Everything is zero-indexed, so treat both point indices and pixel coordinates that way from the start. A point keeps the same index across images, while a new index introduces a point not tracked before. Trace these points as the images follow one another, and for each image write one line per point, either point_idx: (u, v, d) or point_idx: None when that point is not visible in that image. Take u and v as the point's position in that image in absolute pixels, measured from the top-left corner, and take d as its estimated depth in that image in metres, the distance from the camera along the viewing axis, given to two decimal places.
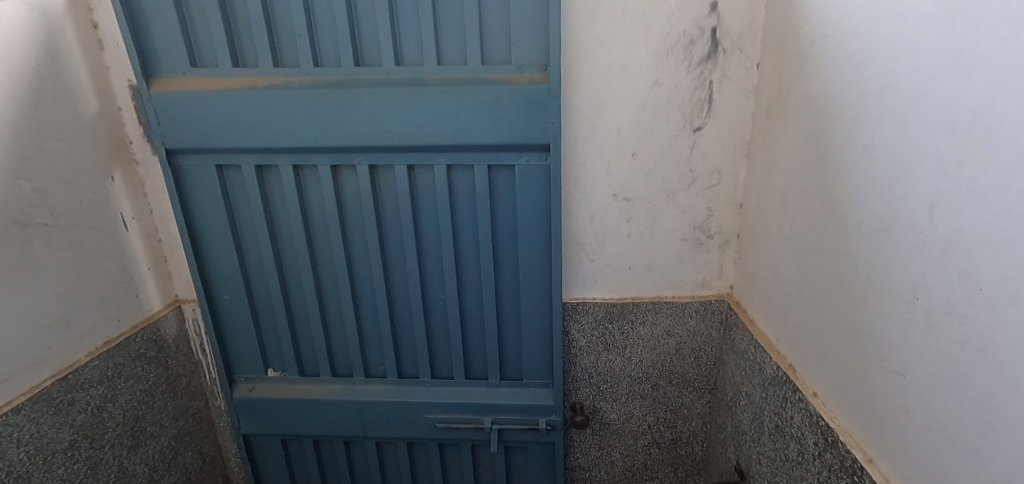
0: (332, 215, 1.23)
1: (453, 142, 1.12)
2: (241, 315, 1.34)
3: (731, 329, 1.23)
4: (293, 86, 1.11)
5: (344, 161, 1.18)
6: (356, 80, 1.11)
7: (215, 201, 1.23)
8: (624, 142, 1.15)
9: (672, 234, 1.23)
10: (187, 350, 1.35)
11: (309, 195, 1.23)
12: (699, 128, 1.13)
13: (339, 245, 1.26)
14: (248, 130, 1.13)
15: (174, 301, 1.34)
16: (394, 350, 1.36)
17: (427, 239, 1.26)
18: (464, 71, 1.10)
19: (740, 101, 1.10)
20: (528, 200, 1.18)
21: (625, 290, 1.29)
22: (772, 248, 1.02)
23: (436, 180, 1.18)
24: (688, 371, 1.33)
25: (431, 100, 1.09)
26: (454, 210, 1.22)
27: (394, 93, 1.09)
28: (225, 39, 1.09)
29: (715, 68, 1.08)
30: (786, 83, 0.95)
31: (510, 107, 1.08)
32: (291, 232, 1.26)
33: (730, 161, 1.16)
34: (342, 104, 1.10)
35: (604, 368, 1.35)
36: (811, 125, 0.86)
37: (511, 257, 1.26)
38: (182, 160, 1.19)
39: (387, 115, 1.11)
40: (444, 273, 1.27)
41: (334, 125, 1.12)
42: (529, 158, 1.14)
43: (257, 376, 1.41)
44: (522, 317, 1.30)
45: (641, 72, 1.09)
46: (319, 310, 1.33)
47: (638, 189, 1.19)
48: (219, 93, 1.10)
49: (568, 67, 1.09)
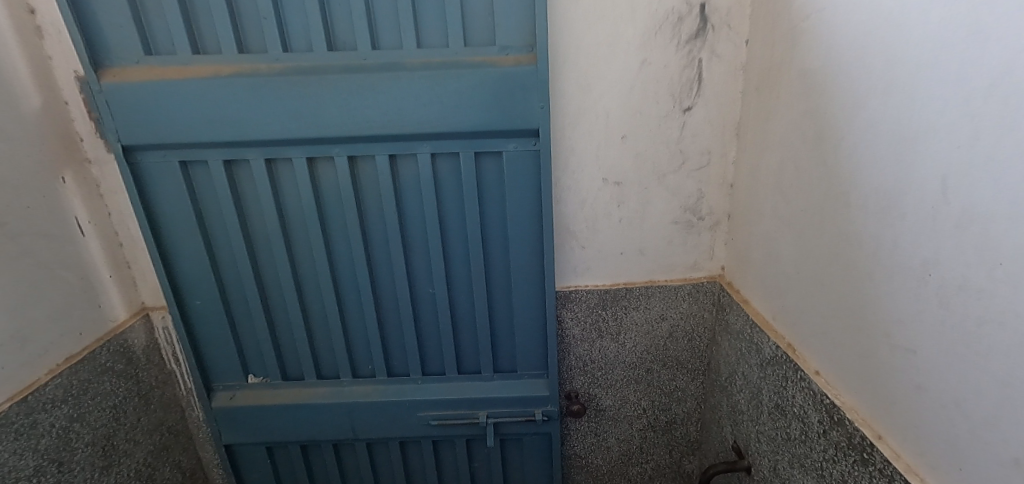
0: (311, 211, 1.16)
1: (437, 130, 1.06)
2: (216, 321, 1.26)
3: (724, 310, 1.23)
4: (261, 73, 1.03)
5: (321, 152, 1.11)
6: (330, 66, 1.04)
7: (181, 200, 1.14)
8: (613, 125, 1.12)
9: (664, 217, 1.21)
10: (158, 361, 1.27)
11: (284, 191, 1.16)
12: (688, 108, 1.11)
13: (319, 242, 1.19)
14: (213, 122, 1.05)
15: (141, 309, 1.25)
16: (383, 349, 1.31)
17: (413, 232, 1.21)
18: (445, 54, 1.04)
19: (729, 79, 1.08)
20: (517, 188, 1.14)
21: (618, 276, 1.27)
22: (767, 228, 1.01)
23: (420, 170, 1.13)
24: (681, 354, 1.33)
25: (412, 85, 1.03)
26: (440, 201, 1.17)
27: (372, 79, 1.02)
28: (182, 23, 1.00)
29: (705, 46, 1.05)
30: (778, 60, 0.93)
31: (496, 91, 1.03)
32: (267, 230, 1.19)
33: (720, 141, 1.14)
34: (316, 92, 1.03)
35: (598, 355, 1.33)
36: (807, 102, 0.84)
37: (501, 247, 1.22)
38: (141, 157, 1.10)
39: (365, 103, 1.04)
40: (432, 267, 1.23)
41: (308, 114, 1.05)
42: (517, 143, 1.09)
43: (237, 383, 1.34)
44: (514, 309, 1.27)
45: (629, 52, 1.05)
46: (301, 312, 1.27)
47: (629, 173, 1.16)
48: (179, 83, 1.02)
49: (554, 47, 1.05)
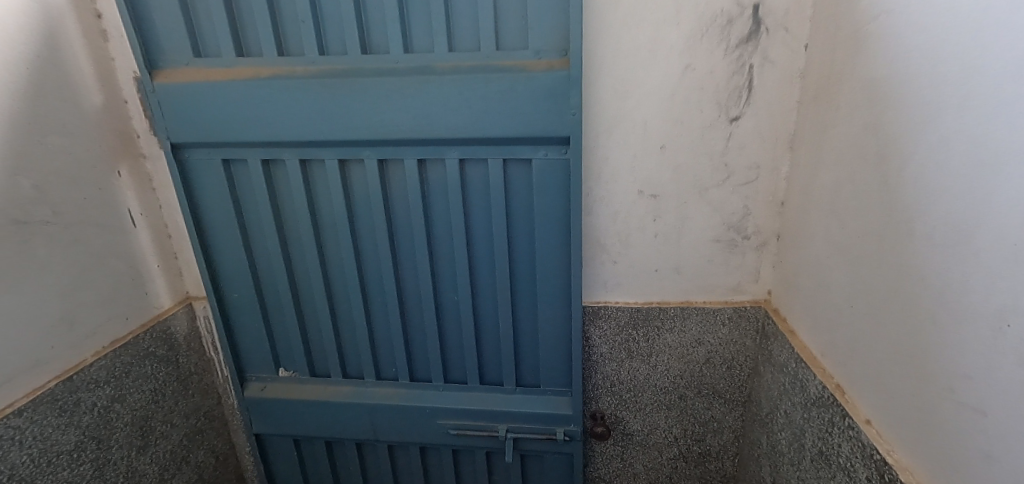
0: (341, 213, 1.17)
1: (464, 135, 1.04)
2: (250, 314, 1.31)
3: (768, 339, 1.12)
4: (297, 76, 1.05)
5: (352, 154, 1.12)
6: (362, 69, 1.04)
7: (222, 197, 1.19)
8: (650, 134, 1.05)
9: (703, 234, 1.12)
10: (198, 348, 1.33)
11: (317, 191, 1.18)
12: (735, 118, 1.02)
13: (348, 243, 1.20)
14: (252, 123, 1.09)
15: (185, 298, 1.32)
16: (406, 353, 1.31)
17: (439, 237, 1.19)
18: (476, 58, 1.02)
19: (784, 87, 0.99)
20: (546, 197, 1.09)
21: (651, 294, 1.19)
22: (819, 253, 0.91)
23: (448, 175, 1.11)
24: (719, 382, 1.23)
25: (442, 90, 1.01)
26: (467, 208, 1.15)
27: (402, 83, 1.02)
28: (227, 26, 1.04)
29: (756, 51, 0.96)
30: (840, 66, 0.83)
31: (526, 96, 1.00)
32: (299, 229, 1.21)
33: (771, 154, 1.04)
34: (348, 95, 1.04)
35: (627, 376, 1.26)
36: (870, 114, 0.74)
37: (528, 257, 1.18)
38: (187, 155, 1.15)
39: (395, 106, 1.04)
40: (457, 274, 1.21)
41: (340, 117, 1.06)
42: (547, 151, 1.05)
43: (268, 375, 1.39)
44: (539, 321, 1.23)
45: (671, 57, 0.99)
46: (329, 311, 1.29)
47: (666, 186, 1.09)
48: (222, 84, 1.06)
49: (589, 52, 1.00)
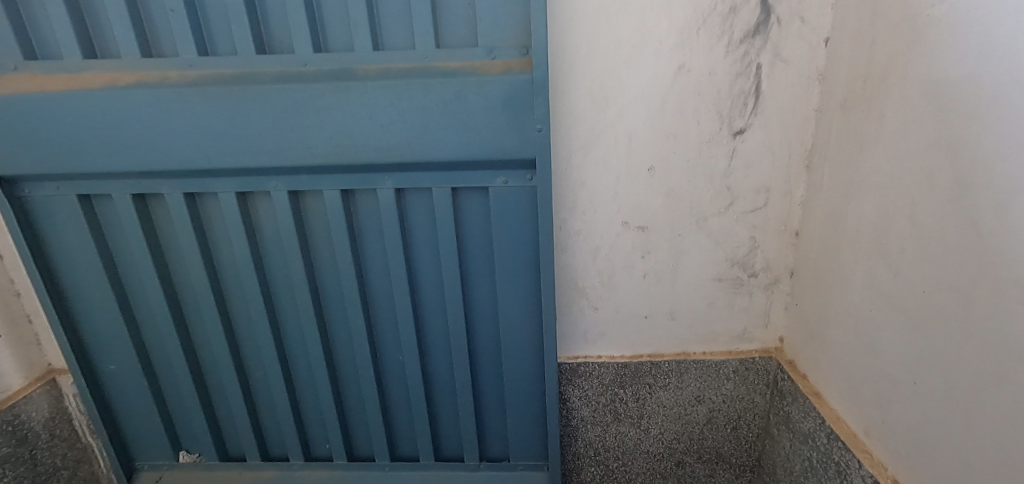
0: (245, 261, 0.91)
1: (399, 159, 0.80)
2: (134, 389, 1.02)
3: (784, 398, 0.92)
4: (168, 83, 0.77)
5: (255, 186, 0.85)
6: (259, 74, 0.78)
7: (84, 244, 0.90)
8: (636, 154, 0.84)
9: (703, 273, 0.91)
10: (65, 436, 1.03)
11: (214, 233, 0.91)
12: (740, 131, 0.82)
13: (257, 299, 0.94)
14: (109, 147, 0.80)
15: (46, 372, 1.02)
16: (341, 427, 1.05)
17: (377, 286, 0.94)
18: (410, 59, 0.78)
19: (799, 92, 0.79)
20: (508, 235, 0.86)
21: (640, 346, 0.98)
22: (858, 303, 0.71)
23: (382, 210, 0.86)
24: (723, 446, 1.02)
25: (364, 101, 0.76)
26: (409, 250, 0.91)
27: (311, 92, 0.76)
28: (67, 17, 0.75)
29: (766, 46, 0.76)
30: (881, 64, 0.64)
31: (477, 108, 0.75)
32: (192, 282, 0.94)
33: (784, 174, 0.84)
34: (238, 109, 0.77)
35: (614, 442, 1.04)
36: (936, 128, 0.55)
37: (489, 306, 0.94)
38: (29, 190, 0.86)
39: (303, 123, 0.78)
40: (400, 330, 0.95)
41: (230, 138, 0.79)
42: (507, 177, 0.82)
43: (164, 462, 1.09)
44: (506, 385, 0.99)
45: (659, 56, 0.78)
46: (239, 382, 1.01)
47: (657, 216, 0.88)
48: (61, 95, 0.77)
49: (556, 50, 0.78)
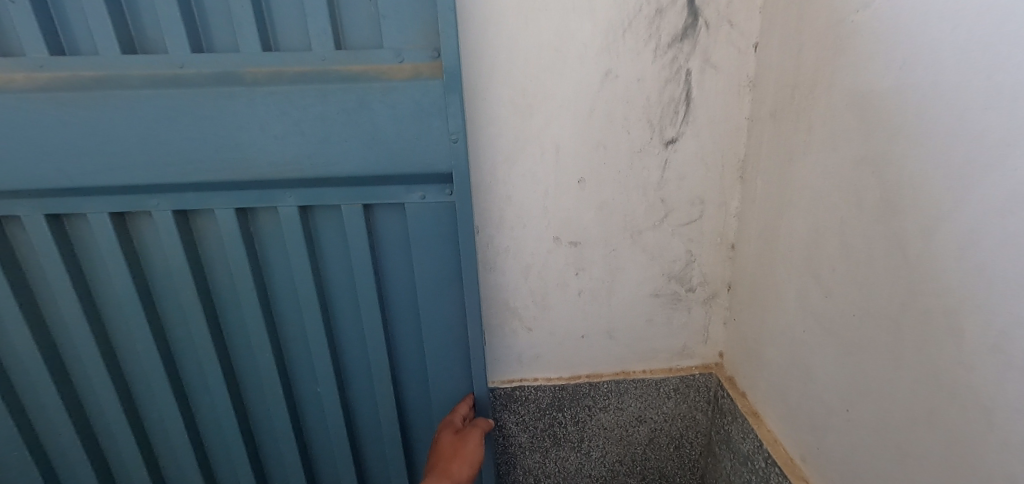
0: (128, 291, 0.79)
1: (299, 174, 0.71)
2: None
3: (724, 416, 0.88)
4: (11, 88, 0.65)
5: (131, 206, 0.74)
6: (126, 78, 0.66)
7: None
8: (564, 165, 0.78)
9: (639, 289, 0.87)
10: None
11: (90, 260, 0.79)
12: (673, 140, 0.77)
13: (146, 333, 0.82)
14: None
15: None
16: (254, 469, 0.95)
17: (286, 314, 0.85)
18: (307, 60, 0.67)
19: (729, 99, 0.75)
20: (429, 255, 0.79)
21: (578, 366, 0.93)
22: (792, 322, 0.68)
23: (284, 231, 0.76)
24: (666, 465, 0.99)
25: (251, 109, 0.67)
26: (320, 273, 0.82)
27: (189, 98, 0.66)
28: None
29: (695, 51, 0.72)
30: (807, 73, 0.60)
31: (383, 117, 0.68)
32: (64, 316, 0.81)
33: (717, 185, 0.81)
34: (102, 118, 0.66)
35: (554, 467, 0.98)
36: (863, 142, 0.51)
37: (414, 331, 0.87)
38: None
39: (182, 134, 0.68)
40: (315, 361, 0.86)
41: (95, 152, 0.68)
42: (425, 192, 0.74)
43: None
44: (436, 413, 0.92)
45: (584, 60, 0.72)
46: (131, 425, 0.89)
47: (590, 231, 0.82)
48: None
49: (471, 53, 0.71)
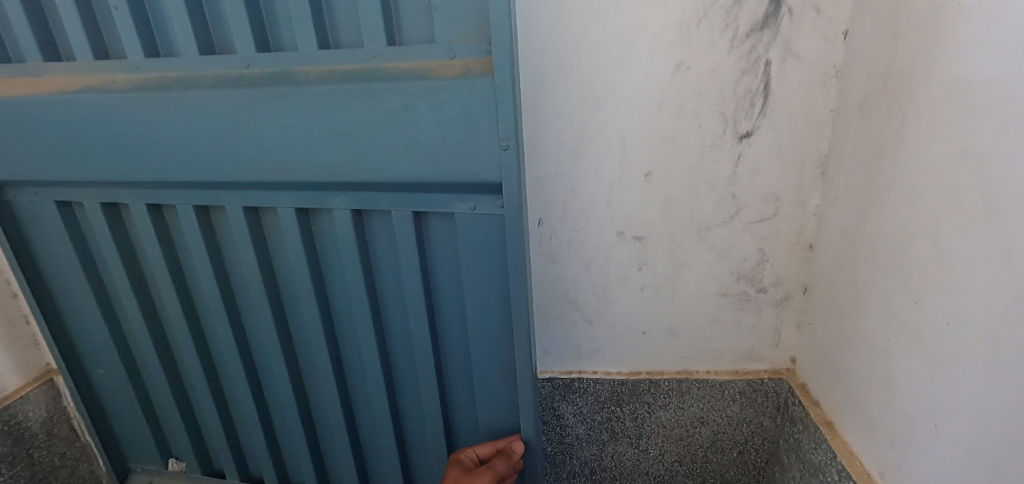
0: (208, 274, 0.89)
1: (347, 178, 0.72)
2: (119, 391, 1.06)
3: (795, 424, 0.84)
4: (114, 87, 0.75)
5: (211, 201, 0.82)
6: (201, 78, 0.73)
7: (66, 248, 0.92)
8: (631, 158, 0.78)
9: (705, 287, 0.85)
10: (66, 434, 1.09)
11: (181, 243, 0.90)
12: (747, 134, 0.74)
13: (224, 311, 0.92)
14: (66, 156, 0.80)
15: (46, 372, 1.06)
16: (312, 448, 1.04)
17: (341, 305, 0.89)
18: (360, 57, 0.69)
19: (812, 91, 0.71)
20: (476, 265, 0.78)
21: (638, 363, 0.92)
22: (876, 329, 0.64)
23: (339, 230, 0.80)
24: (728, 470, 0.96)
25: (307, 111, 0.68)
26: (372, 267, 0.85)
27: (249, 99, 0.69)
28: (23, 19, 0.75)
29: (776, 40, 0.69)
30: (903, 63, 0.56)
31: (428, 121, 0.65)
32: (161, 294, 0.94)
33: (796, 182, 0.76)
34: (181, 117, 0.73)
35: (611, 461, 0.99)
36: (963, 137, 0.47)
37: (460, 334, 0.87)
38: (15, 194, 0.90)
39: (246, 135, 0.72)
40: (366, 353, 0.91)
41: (177, 149, 0.75)
42: (475, 203, 0.72)
43: (156, 468, 1.15)
44: (481, 415, 0.92)
45: (654, 54, 0.71)
46: (213, 392, 1.01)
47: (654, 226, 0.81)
48: (19, 101, 0.77)
49: (539, 49, 0.73)
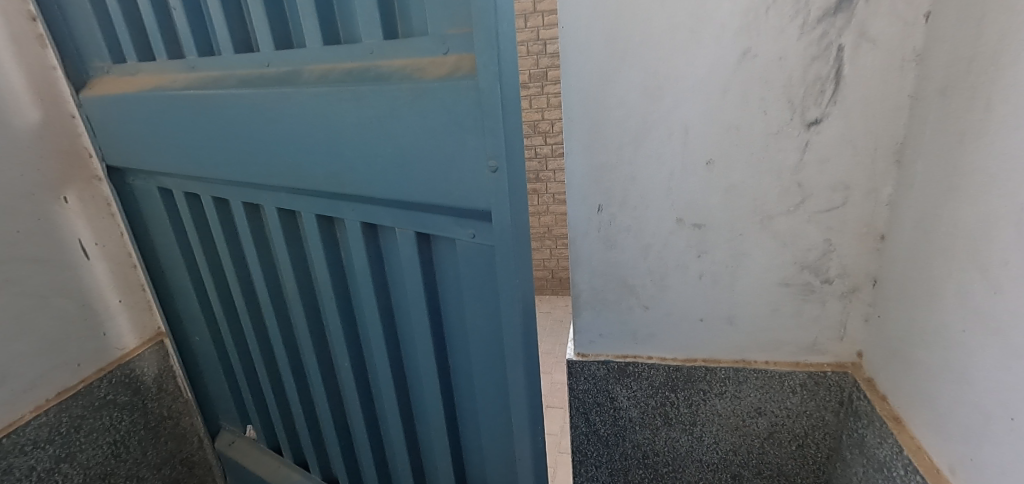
0: (255, 261, 1.00)
1: (350, 186, 0.76)
2: (209, 355, 1.22)
3: (859, 419, 0.82)
4: (176, 84, 0.89)
5: (251, 198, 0.93)
6: (233, 77, 0.84)
7: (162, 225, 1.10)
8: (693, 146, 0.79)
9: (765, 276, 0.84)
10: (172, 390, 1.25)
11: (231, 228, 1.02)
12: (816, 121, 0.73)
13: (265, 294, 1.03)
14: (154, 147, 0.97)
15: (157, 334, 1.23)
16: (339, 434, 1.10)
17: (360, 306, 0.94)
18: (359, 55, 0.72)
19: (889, 76, 0.69)
20: (474, 286, 0.77)
21: (694, 350, 0.93)
22: (950, 321, 0.62)
23: (353, 240, 0.85)
24: (786, 463, 0.95)
25: (326, 115, 0.73)
26: (388, 277, 0.88)
27: (263, 99, 0.78)
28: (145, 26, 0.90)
29: (850, 25, 0.67)
30: (990, 45, 0.54)
31: (421, 131, 0.66)
32: (222, 272, 1.08)
33: (868, 170, 0.75)
34: (229, 114, 0.83)
35: (664, 447, 1.00)
36: None
37: (465, 351, 0.86)
38: (122, 177, 1.10)
39: (266, 133, 0.81)
40: (379, 354, 0.94)
41: (220, 144, 0.87)
42: (475, 230, 0.71)
43: (236, 431, 1.32)
44: (484, 432, 0.91)
45: (721, 41, 0.72)
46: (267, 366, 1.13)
47: (715, 214, 0.82)
48: (121, 100, 0.96)
49: (603, 40, 0.75)
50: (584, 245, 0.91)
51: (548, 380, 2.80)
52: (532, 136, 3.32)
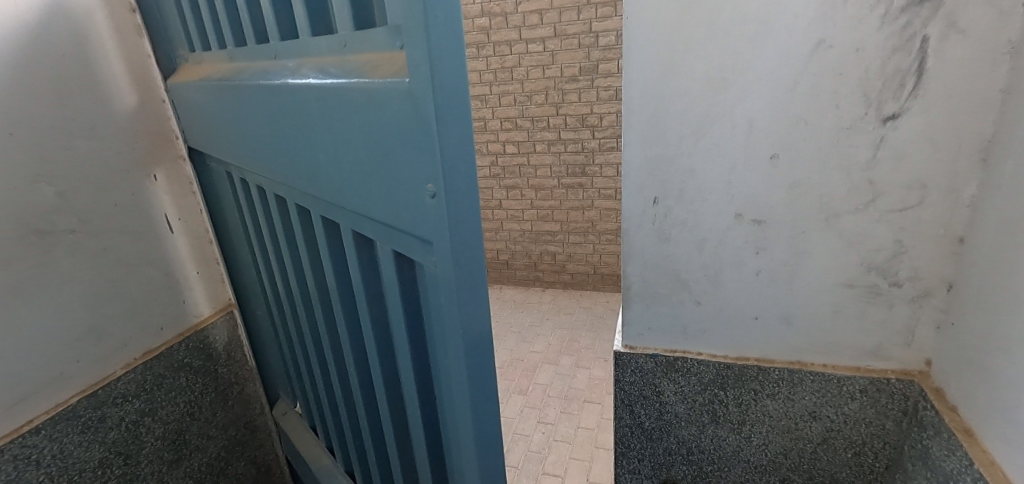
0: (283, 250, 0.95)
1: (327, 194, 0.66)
2: (269, 330, 1.27)
3: (925, 430, 0.78)
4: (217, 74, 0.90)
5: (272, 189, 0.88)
6: (251, 66, 0.79)
7: (230, 205, 1.15)
8: (757, 140, 0.77)
9: (828, 276, 0.82)
10: (239, 357, 1.31)
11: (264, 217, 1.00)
12: (893, 116, 0.70)
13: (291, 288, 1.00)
14: (210, 133, 0.99)
15: (227, 305, 1.29)
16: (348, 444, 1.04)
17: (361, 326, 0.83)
18: (334, 44, 0.58)
19: (978, 70, 0.65)
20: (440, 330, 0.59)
21: (746, 348, 0.91)
22: None
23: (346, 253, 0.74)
24: (840, 471, 0.92)
25: (300, 116, 0.65)
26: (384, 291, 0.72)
27: (265, 89, 0.71)
28: None
29: (936, 15, 0.64)
30: None
31: (371, 143, 0.53)
32: (264, 257, 1.09)
33: (949, 169, 0.70)
34: (245, 107, 0.79)
35: (709, 444, 1.00)
36: None
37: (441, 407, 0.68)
38: (198, 157, 1.15)
39: (269, 127, 0.75)
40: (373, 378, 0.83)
41: (242, 134, 0.85)
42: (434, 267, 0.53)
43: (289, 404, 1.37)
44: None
45: (793, 31, 0.70)
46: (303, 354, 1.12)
47: (777, 210, 0.80)
48: (186, 88, 1.00)
49: (668, 32, 0.75)
50: (638, 237, 0.91)
51: (587, 375, 2.79)
52: (580, 129, 3.31)
